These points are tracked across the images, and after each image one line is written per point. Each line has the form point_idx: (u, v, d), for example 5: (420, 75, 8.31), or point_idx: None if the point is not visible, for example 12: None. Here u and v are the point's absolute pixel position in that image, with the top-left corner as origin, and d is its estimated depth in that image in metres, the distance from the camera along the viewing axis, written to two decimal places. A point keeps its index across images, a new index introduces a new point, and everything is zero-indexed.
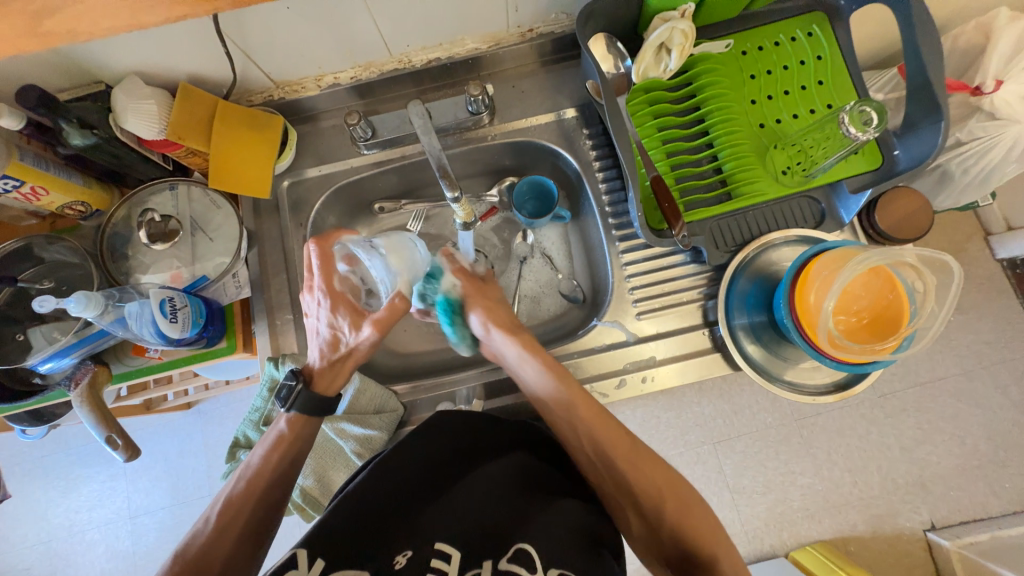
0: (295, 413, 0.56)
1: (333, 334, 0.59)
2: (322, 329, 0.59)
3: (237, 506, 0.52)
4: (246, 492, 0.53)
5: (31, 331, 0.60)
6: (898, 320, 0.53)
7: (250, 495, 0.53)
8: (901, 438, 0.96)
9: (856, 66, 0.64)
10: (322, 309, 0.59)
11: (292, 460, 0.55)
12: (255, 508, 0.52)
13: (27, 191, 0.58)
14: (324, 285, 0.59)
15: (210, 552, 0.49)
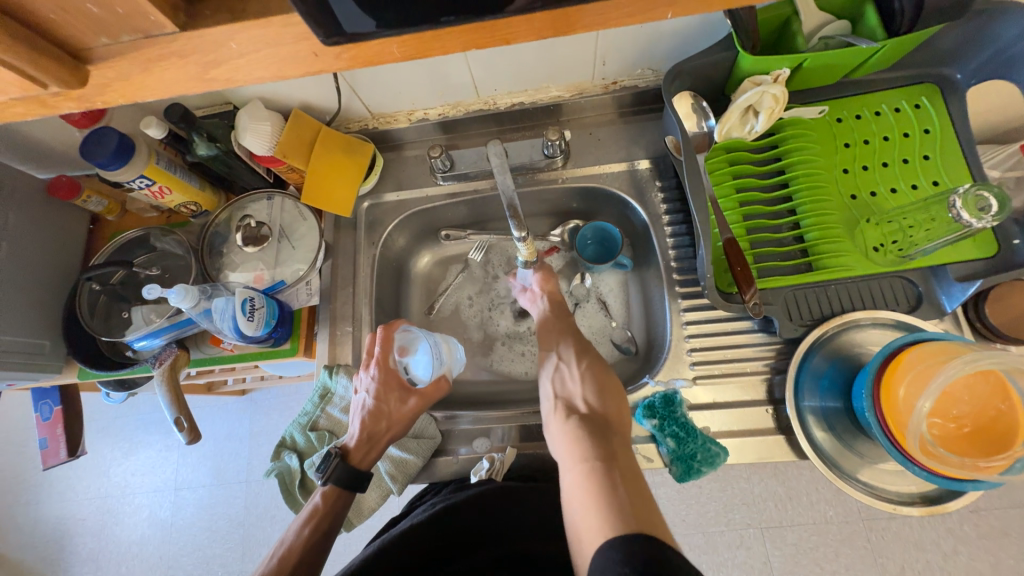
0: (330, 487, 0.59)
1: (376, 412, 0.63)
2: (369, 406, 0.62)
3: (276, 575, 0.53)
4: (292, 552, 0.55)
5: (134, 310, 0.68)
6: (1008, 436, 0.46)
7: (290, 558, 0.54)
8: (998, 567, 0.93)
9: (971, 143, 0.59)
10: (373, 385, 0.63)
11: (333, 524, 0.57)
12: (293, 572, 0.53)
13: (155, 190, 0.66)
14: (381, 364, 0.64)
15: None
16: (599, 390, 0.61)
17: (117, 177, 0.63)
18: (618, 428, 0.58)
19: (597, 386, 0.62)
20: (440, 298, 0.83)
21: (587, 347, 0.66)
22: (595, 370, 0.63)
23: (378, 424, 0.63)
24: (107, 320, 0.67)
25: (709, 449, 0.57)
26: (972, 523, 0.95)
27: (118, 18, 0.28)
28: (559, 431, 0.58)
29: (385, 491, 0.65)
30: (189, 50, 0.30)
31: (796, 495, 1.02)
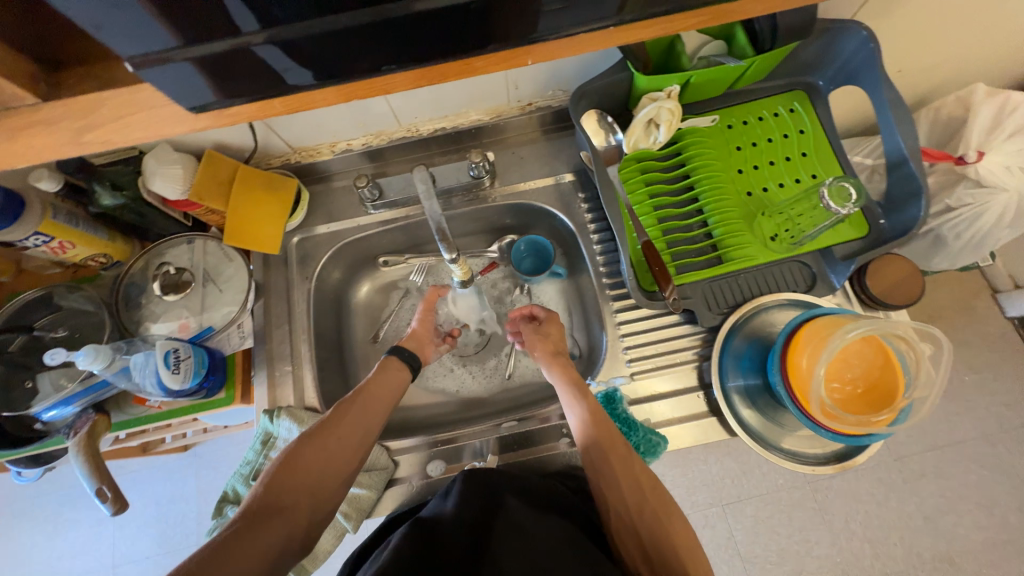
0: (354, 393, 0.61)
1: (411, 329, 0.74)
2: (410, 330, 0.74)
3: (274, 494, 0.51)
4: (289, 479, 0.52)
5: (39, 377, 0.62)
6: (892, 392, 0.53)
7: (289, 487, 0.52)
8: (924, 507, 1.03)
9: (838, 140, 0.68)
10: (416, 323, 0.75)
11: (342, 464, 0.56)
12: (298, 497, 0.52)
13: (55, 245, 0.62)
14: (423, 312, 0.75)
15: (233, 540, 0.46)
16: (645, 489, 0.54)
17: (7, 236, 0.57)
18: (675, 529, 0.51)
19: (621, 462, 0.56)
20: (385, 325, 0.83)
21: (618, 438, 0.57)
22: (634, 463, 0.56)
23: (416, 339, 0.73)
24: (6, 391, 0.61)
25: (649, 439, 0.62)
26: (897, 470, 1.05)
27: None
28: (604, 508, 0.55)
29: (340, 531, 0.63)
30: (59, 118, 0.31)
31: (749, 470, 1.09)
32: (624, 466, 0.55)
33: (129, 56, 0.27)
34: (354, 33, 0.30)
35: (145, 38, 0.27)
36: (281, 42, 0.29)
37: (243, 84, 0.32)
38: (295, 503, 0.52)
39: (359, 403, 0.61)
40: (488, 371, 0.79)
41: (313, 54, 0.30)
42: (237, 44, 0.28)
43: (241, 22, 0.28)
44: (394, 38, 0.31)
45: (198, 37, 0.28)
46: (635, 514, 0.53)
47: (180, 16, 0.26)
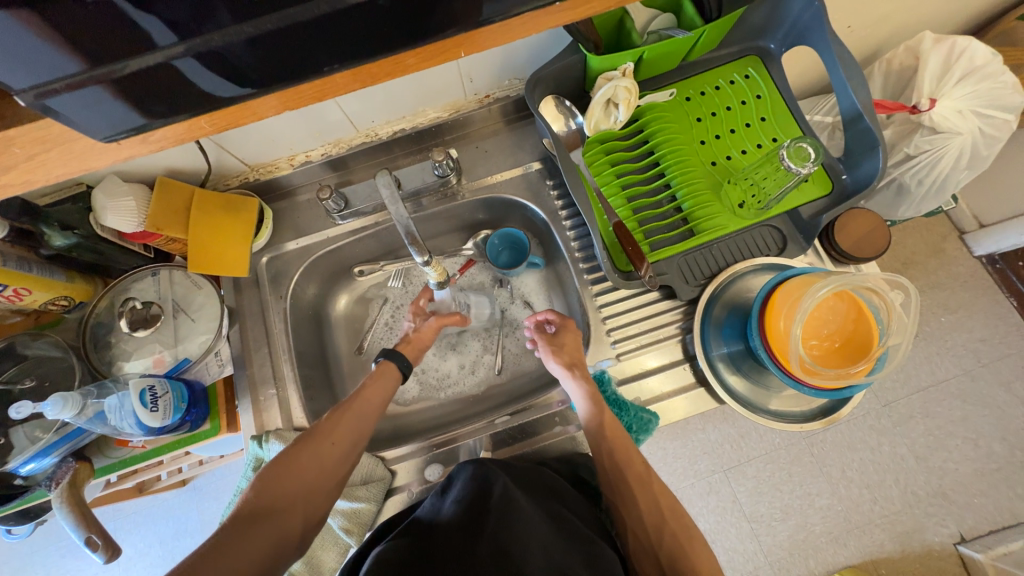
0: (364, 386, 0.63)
1: (410, 333, 0.73)
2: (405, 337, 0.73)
3: (276, 496, 0.50)
4: (293, 479, 0.52)
5: (12, 432, 0.58)
6: (868, 342, 0.54)
7: (292, 485, 0.52)
8: (914, 447, 1.07)
9: (794, 101, 0.68)
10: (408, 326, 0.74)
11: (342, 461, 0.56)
12: (300, 495, 0.52)
13: (9, 294, 0.59)
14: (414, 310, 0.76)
15: (234, 541, 0.46)
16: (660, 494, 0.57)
17: None
18: (687, 533, 0.54)
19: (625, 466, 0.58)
20: (368, 335, 0.82)
21: (631, 449, 0.59)
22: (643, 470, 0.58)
23: (415, 346, 0.72)
24: None
25: (641, 417, 0.62)
26: (886, 415, 1.08)
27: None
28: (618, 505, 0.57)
29: (344, 547, 0.62)
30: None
31: (746, 433, 1.11)
32: (636, 472, 0.58)
33: (34, 86, 0.26)
34: (281, 36, 0.28)
35: (41, 65, 0.25)
36: (202, 54, 0.28)
37: (166, 100, 0.31)
38: (289, 505, 0.51)
39: (352, 408, 0.60)
40: (477, 368, 0.79)
41: (233, 65, 0.29)
42: (155, 58, 0.27)
43: (156, 35, 0.26)
44: (330, 40, 0.30)
45: (119, 55, 0.27)
46: (648, 519, 0.55)
47: (93, 36, 0.25)
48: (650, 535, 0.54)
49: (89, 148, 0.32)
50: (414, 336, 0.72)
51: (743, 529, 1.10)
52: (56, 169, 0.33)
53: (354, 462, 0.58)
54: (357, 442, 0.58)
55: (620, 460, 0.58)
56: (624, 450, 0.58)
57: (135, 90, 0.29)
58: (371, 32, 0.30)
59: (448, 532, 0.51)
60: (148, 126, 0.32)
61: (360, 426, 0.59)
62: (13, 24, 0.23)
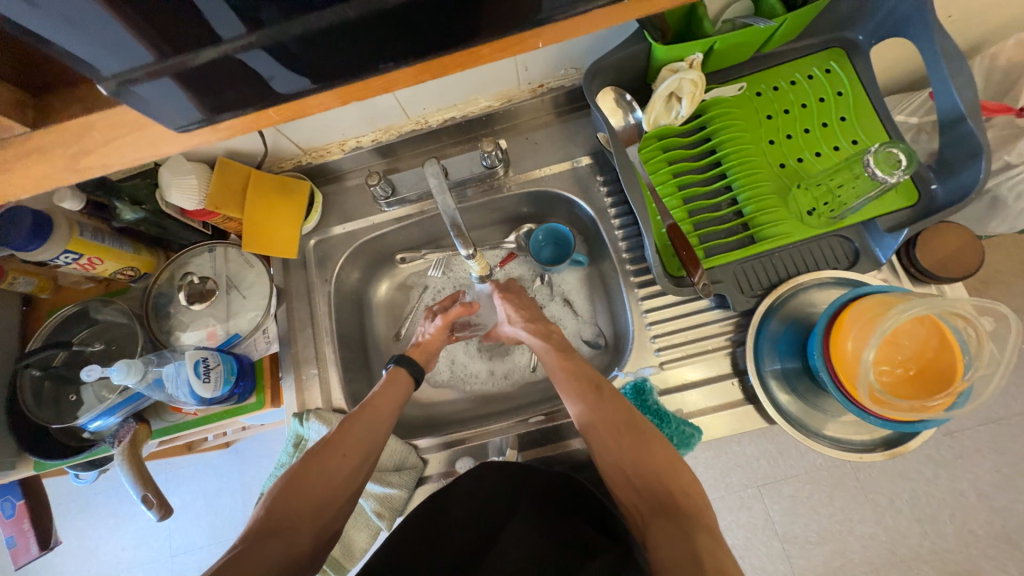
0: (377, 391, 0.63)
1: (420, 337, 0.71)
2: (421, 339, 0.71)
3: (285, 506, 0.51)
4: (296, 483, 0.53)
5: (83, 389, 0.64)
6: (950, 373, 0.49)
7: (297, 493, 0.52)
8: (978, 484, 0.98)
9: (882, 100, 0.62)
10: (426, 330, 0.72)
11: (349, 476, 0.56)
12: (309, 507, 0.52)
13: (85, 262, 0.63)
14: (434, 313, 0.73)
15: (247, 553, 0.47)
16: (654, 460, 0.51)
17: (39, 255, 0.59)
18: (691, 504, 0.48)
19: (614, 435, 0.54)
20: (406, 322, 0.82)
21: (618, 418, 0.55)
22: (630, 438, 0.53)
23: (426, 351, 0.70)
24: (56, 405, 0.64)
25: (683, 431, 0.59)
26: (948, 446, 0.99)
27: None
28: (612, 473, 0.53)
29: (374, 528, 0.64)
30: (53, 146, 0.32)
31: (786, 450, 1.05)
32: (623, 446, 0.53)
33: (118, 74, 0.28)
34: (342, 31, 0.29)
35: (121, 51, 0.27)
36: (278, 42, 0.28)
37: (234, 91, 0.32)
38: (298, 519, 0.51)
39: (365, 416, 0.60)
40: (512, 363, 0.79)
41: (294, 57, 0.30)
42: (221, 51, 0.28)
43: (222, 29, 0.28)
44: (391, 36, 0.31)
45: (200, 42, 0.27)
46: (642, 491, 0.50)
47: (172, 26, 0.27)
48: (646, 501, 0.50)
49: (165, 133, 0.34)
50: (425, 340, 0.70)
51: (775, 549, 1.05)
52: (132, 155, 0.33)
53: (362, 479, 0.57)
54: (366, 457, 0.58)
55: (606, 435, 0.54)
56: (616, 431, 0.54)
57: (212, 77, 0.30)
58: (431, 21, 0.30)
59: (455, 526, 0.56)
60: (214, 120, 0.33)
61: (365, 438, 0.58)
62: (99, 13, 0.25)
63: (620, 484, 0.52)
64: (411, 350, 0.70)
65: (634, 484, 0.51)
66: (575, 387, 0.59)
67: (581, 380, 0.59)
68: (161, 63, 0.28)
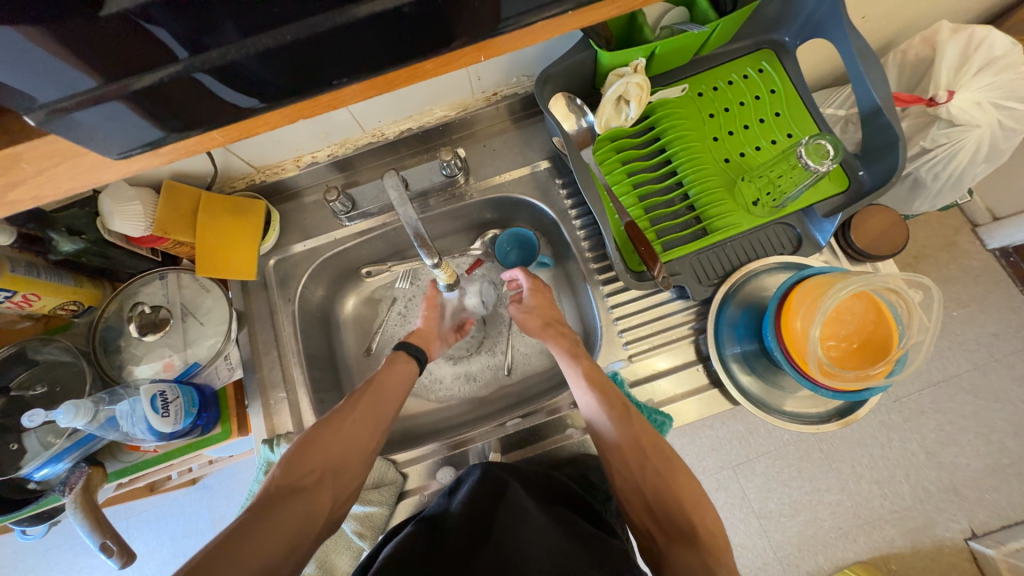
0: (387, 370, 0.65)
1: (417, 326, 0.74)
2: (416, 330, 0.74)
3: (303, 470, 0.51)
4: (316, 452, 0.53)
5: (26, 437, 0.60)
6: (886, 344, 0.53)
7: (316, 461, 0.53)
8: (925, 443, 1.06)
9: (810, 96, 0.67)
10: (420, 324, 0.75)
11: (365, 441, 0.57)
12: (326, 466, 0.53)
13: (19, 300, 0.59)
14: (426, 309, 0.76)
15: (264, 514, 0.47)
16: (679, 488, 0.53)
17: None
18: (709, 528, 0.50)
19: (638, 454, 0.55)
20: (376, 336, 0.81)
21: (643, 438, 0.56)
22: (655, 462, 0.55)
23: (421, 338, 0.73)
24: None
25: (656, 420, 0.62)
26: (897, 411, 1.07)
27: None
28: (628, 492, 0.55)
29: (357, 550, 0.62)
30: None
31: (754, 429, 1.11)
32: (648, 468, 0.54)
33: (52, 102, 0.27)
34: (286, 52, 0.28)
35: (53, 79, 0.26)
36: (222, 66, 0.28)
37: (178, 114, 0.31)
38: (317, 479, 0.52)
39: (372, 390, 0.61)
40: (487, 368, 0.79)
41: (242, 79, 0.30)
42: (175, 71, 0.27)
43: (174, 48, 0.26)
44: (337, 56, 0.30)
45: (137, 68, 0.27)
46: (664, 516, 0.52)
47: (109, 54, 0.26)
48: (662, 525, 0.52)
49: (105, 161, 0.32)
50: (420, 328, 0.73)
51: (752, 526, 1.10)
52: None
53: (376, 448, 0.58)
54: (379, 425, 0.59)
55: (633, 457, 0.55)
56: (642, 448, 0.55)
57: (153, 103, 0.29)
58: (376, 40, 0.30)
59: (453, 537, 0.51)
60: (161, 142, 0.33)
61: (377, 400, 0.60)
62: (23, 43, 0.23)
63: (637, 506, 0.54)
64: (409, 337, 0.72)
65: (657, 508, 0.53)
66: (595, 388, 0.60)
67: (604, 383, 0.60)
68: (106, 88, 0.27)
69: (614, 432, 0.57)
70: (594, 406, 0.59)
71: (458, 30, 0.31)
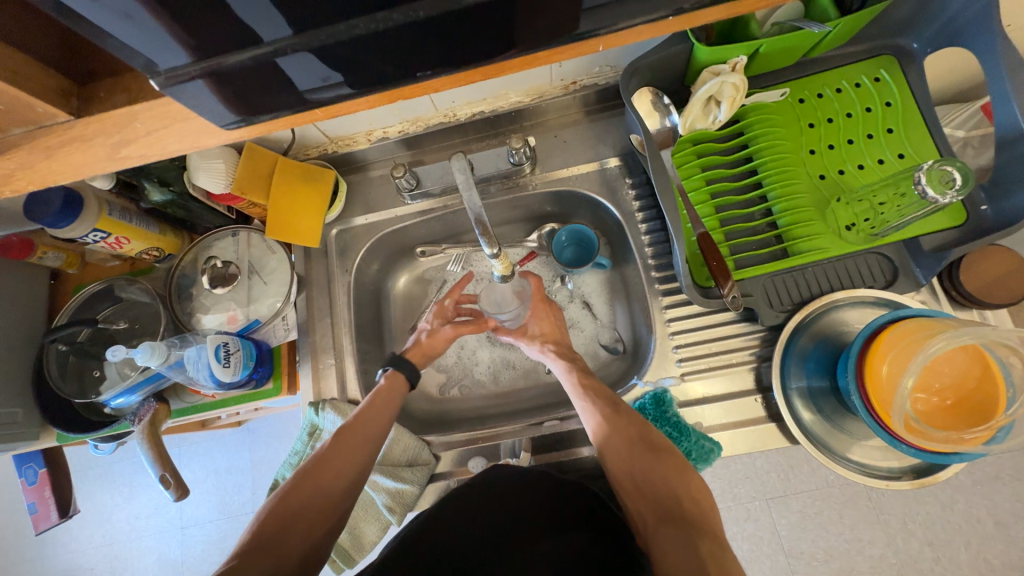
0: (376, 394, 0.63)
1: (423, 337, 0.71)
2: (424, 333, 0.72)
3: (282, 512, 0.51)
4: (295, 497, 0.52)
5: (106, 366, 0.66)
6: (990, 406, 0.46)
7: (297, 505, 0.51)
8: (997, 512, 0.95)
9: (934, 113, 0.59)
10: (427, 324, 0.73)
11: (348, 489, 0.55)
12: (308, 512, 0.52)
13: (112, 241, 0.63)
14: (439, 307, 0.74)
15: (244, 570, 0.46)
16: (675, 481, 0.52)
17: (68, 233, 0.59)
18: (704, 517, 0.50)
19: (629, 448, 0.55)
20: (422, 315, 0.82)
21: (635, 430, 0.56)
22: (653, 458, 0.54)
23: (423, 351, 0.70)
24: (80, 380, 0.65)
25: (703, 446, 0.58)
26: (969, 472, 0.96)
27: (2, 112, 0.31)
28: (625, 490, 0.54)
29: (385, 522, 0.64)
30: (92, 134, 0.32)
31: (797, 464, 1.03)
32: (643, 462, 0.54)
33: (169, 69, 0.28)
34: (387, 37, 0.28)
35: (173, 49, 0.27)
36: (327, 40, 0.28)
37: (274, 97, 0.31)
38: (299, 529, 0.50)
39: (359, 422, 0.59)
40: (527, 362, 0.78)
41: (338, 62, 0.29)
42: (262, 54, 0.28)
43: (264, 31, 0.27)
44: (433, 44, 0.29)
45: (249, 38, 0.27)
46: (658, 507, 0.51)
47: (217, 33, 0.26)
48: (658, 513, 0.51)
49: (206, 127, 0.33)
50: (423, 343, 0.70)
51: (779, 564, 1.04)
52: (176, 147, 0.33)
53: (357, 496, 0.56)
54: (364, 466, 0.57)
55: (627, 457, 0.55)
56: (635, 447, 0.55)
57: (258, 74, 0.29)
58: (475, 25, 0.29)
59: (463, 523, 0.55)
60: (254, 120, 0.33)
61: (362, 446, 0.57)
62: None
63: (630, 499, 0.54)
64: (408, 350, 0.70)
65: (652, 500, 0.52)
66: (592, 392, 0.62)
67: (599, 389, 0.62)
68: (208, 63, 0.27)
69: (605, 432, 0.58)
70: (588, 408, 0.60)
71: (561, 18, 0.30)
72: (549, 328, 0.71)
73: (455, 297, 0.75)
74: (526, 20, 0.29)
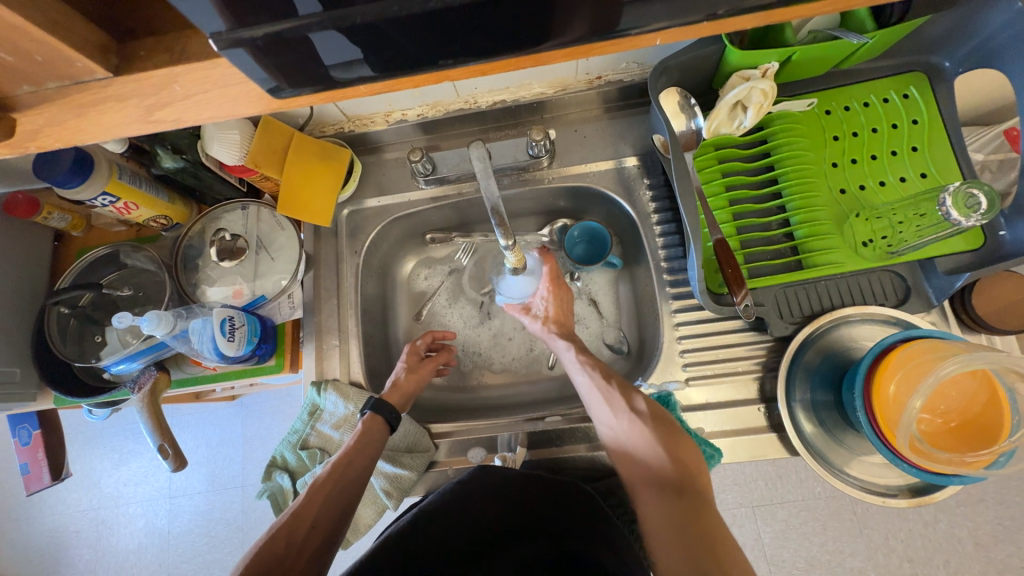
0: (371, 415, 0.62)
1: (398, 376, 0.68)
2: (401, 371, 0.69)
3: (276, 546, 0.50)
4: (286, 524, 0.52)
5: (108, 332, 0.65)
6: (993, 429, 0.47)
7: (291, 530, 0.52)
8: (976, 533, 0.96)
9: (959, 134, 0.58)
10: (403, 366, 0.70)
11: (336, 522, 0.54)
12: (310, 539, 0.52)
13: (121, 206, 0.62)
14: (414, 350, 0.71)
15: None
16: (668, 456, 0.53)
17: (77, 195, 0.58)
18: (693, 482, 0.52)
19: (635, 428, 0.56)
20: (427, 303, 0.82)
21: (650, 410, 0.57)
22: (651, 430, 0.55)
23: (401, 393, 0.67)
24: (80, 343, 0.65)
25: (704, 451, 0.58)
26: (953, 494, 0.97)
27: (37, 64, 0.30)
28: (629, 468, 0.56)
29: (381, 507, 0.64)
30: (127, 95, 0.32)
31: (786, 474, 1.05)
32: (640, 435, 0.55)
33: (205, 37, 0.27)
34: (425, 20, 0.27)
35: (207, 17, 0.26)
36: (365, 19, 0.27)
37: (306, 73, 0.31)
38: (294, 556, 0.50)
39: (343, 461, 0.58)
40: (529, 358, 0.78)
41: (375, 41, 0.29)
42: (299, 28, 0.27)
43: (300, 3, 0.26)
44: (470, 31, 0.29)
45: (288, 10, 0.26)
46: (651, 477, 0.54)
47: (256, 4, 0.26)
48: (661, 486, 0.52)
49: (240, 95, 0.33)
50: (401, 382, 0.67)
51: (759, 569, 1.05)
52: (208, 114, 0.33)
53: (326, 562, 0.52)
54: (335, 526, 0.54)
55: (632, 447, 0.56)
56: (640, 427, 0.56)
57: (293, 50, 0.28)
58: (512, 12, 0.28)
59: (457, 509, 0.54)
60: (281, 93, 0.32)
61: (350, 485, 0.57)
62: None
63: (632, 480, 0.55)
64: (388, 393, 0.66)
65: (646, 469, 0.54)
66: (600, 371, 0.62)
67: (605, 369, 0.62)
68: (241, 32, 0.27)
69: (611, 419, 0.58)
70: (593, 382, 0.61)
71: (605, 14, 0.29)
72: (556, 310, 0.70)
73: (428, 338, 0.73)
74: (566, 10, 0.28)
